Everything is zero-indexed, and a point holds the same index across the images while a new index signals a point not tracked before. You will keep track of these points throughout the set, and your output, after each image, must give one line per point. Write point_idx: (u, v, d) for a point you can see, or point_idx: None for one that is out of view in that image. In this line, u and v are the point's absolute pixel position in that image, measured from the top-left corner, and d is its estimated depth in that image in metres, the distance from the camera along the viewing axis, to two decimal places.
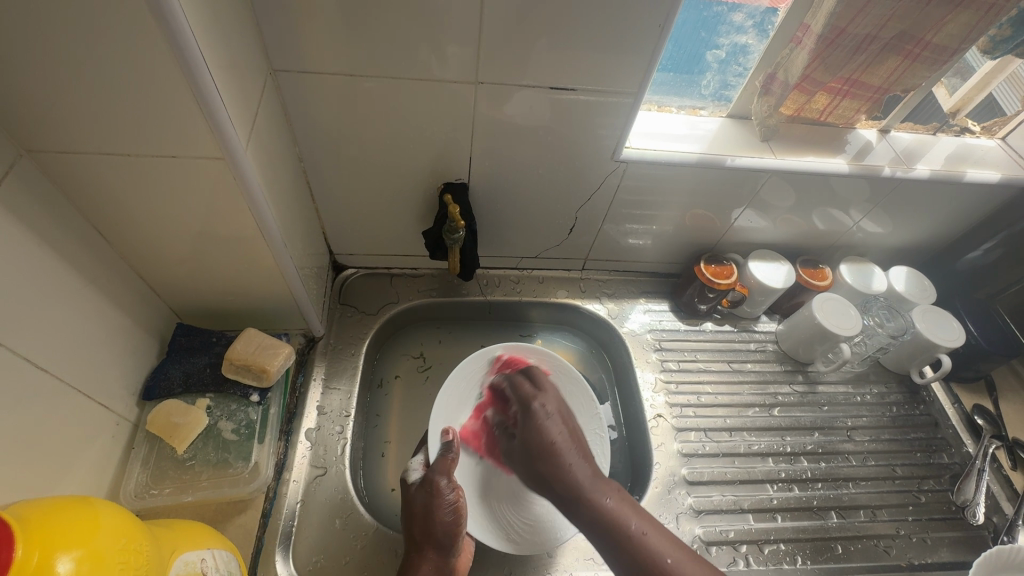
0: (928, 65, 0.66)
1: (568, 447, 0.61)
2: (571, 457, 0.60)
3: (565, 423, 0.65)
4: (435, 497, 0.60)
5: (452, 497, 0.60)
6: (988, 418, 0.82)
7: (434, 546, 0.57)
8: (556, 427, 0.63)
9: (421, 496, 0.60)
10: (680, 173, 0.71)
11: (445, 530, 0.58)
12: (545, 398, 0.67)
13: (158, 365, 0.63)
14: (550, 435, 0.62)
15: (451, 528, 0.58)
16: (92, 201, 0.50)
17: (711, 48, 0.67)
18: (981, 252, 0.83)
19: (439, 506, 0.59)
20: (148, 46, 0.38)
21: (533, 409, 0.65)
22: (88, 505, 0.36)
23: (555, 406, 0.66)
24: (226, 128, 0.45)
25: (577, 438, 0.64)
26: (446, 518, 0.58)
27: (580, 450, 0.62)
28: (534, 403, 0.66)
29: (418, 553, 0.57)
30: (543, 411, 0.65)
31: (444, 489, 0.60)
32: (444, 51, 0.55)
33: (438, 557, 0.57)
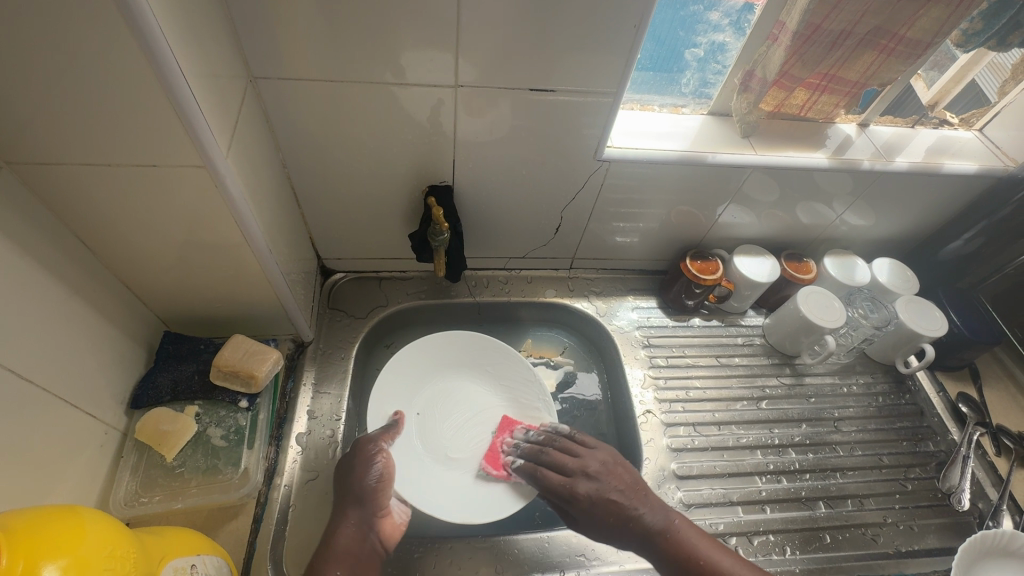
0: (903, 58, 0.67)
1: (632, 501, 0.61)
2: (638, 509, 0.60)
3: (616, 476, 0.63)
4: (363, 457, 0.62)
5: (378, 459, 0.62)
6: (972, 406, 0.83)
7: (355, 504, 0.59)
8: (609, 496, 0.61)
9: (351, 459, 0.62)
10: (661, 170, 0.72)
11: (367, 488, 0.60)
12: (588, 459, 0.64)
13: (146, 373, 0.64)
14: (611, 502, 0.60)
15: (375, 486, 0.60)
16: (73, 211, 0.50)
17: (690, 46, 0.68)
18: (961, 241, 0.84)
19: (364, 469, 0.61)
20: (124, 56, 0.39)
21: (578, 491, 0.61)
22: (74, 514, 0.36)
23: (608, 462, 0.64)
24: (205, 137, 0.46)
25: (638, 483, 0.63)
26: (369, 480, 0.60)
27: (640, 494, 0.62)
28: (579, 482, 0.62)
29: (337, 516, 0.58)
30: (591, 490, 0.61)
31: (373, 452, 0.63)
32: (423, 57, 0.56)
33: (359, 516, 0.58)
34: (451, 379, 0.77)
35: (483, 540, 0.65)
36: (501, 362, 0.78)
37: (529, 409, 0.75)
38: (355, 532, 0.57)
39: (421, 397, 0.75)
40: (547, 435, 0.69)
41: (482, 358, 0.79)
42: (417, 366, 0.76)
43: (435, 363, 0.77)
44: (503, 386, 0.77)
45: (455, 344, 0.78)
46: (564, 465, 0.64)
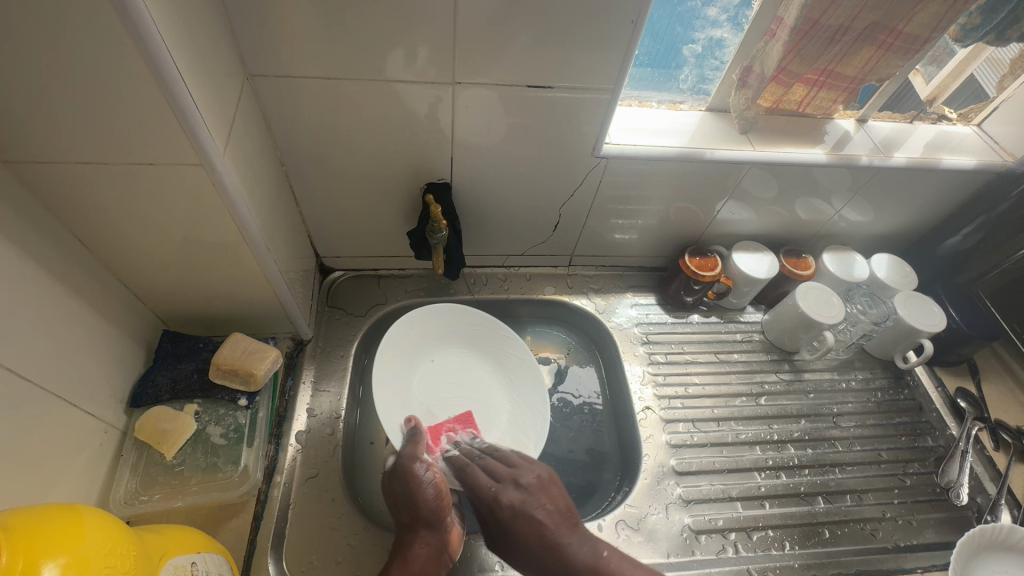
0: (902, 53, 0.67)
1: (559, 529, 0.60)
2: (564, 538, 0.59)
3: (547, 494, 0.62)
4: (413, 478, 0.61)
5: (428, 474, 0.61)
6: (971, 401, 0.83)
7: (425, 525, 0.59)
8: (532, 513, 0.60)
9: (401, 479, 0.61)
10: (660, 167, 0.72)
11: (431, 508, 0.59)
12: (522, 470, 0.64)
13: (145, 372, 0.64)
14: (536, 522, 0.60)
15: (437, 506, 0.60)
16: (70, 210, 0.49)
17: (688, 42, 0.68)
18: (960, 237, 0.84)
19: (418, 488, 0.60)
20: (119, 54, 0.39)
21: (501, 500, 0.61)
22: (74, 512, 0.36)
23: (542, 480, 0.63)
24: (202, 135, 0.45)
25: (569, 512, 0.62)
26: (428, 498, 0.60)
27: (570, 523, 0.61)
28: (506, 491, 0.62)
29: (411, 535, 0.58)
30: (513, 500, 0.61)
31: (420, 471, 0.61)
32: (421, 55, 0.56)
33: (430, 534, 0.59)
34: (457, 353, 0.77)
35: (483, 537, 0.65)
36: (510, 346, 0.78)
37: (528, 411, 0.74)
38: (430, 550, 0.58)
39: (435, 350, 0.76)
40: (488, 443, 0.69)
41: (492, 339, 0.78)
42: (428, 334, 0.76)
43: (445, 334, 0.77)
44: (516, 391, 0.76)
45: (471, 319, 0.78)
46: (496, 472, 0.64)
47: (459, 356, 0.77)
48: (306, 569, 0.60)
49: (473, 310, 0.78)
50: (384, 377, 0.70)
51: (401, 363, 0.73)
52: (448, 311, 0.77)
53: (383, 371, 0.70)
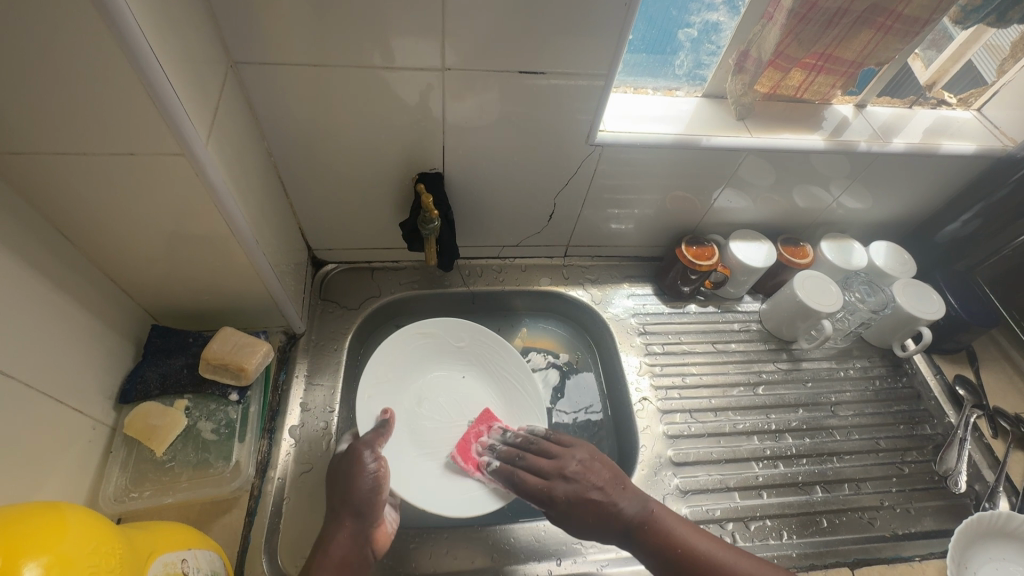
0: (901, 36, 0.66)
1: (613, 495, 0.58)
2: (620, 502, 0.58)
3: (596, 473, 0.59)
4: (358, 467, 0.59)
5: (372, 465, 0.60)
6: (969, 389, 0.83)
7: (352, 512, 0.56)
8: (587, 496, 0.58)
9: (345, 465, 0.60)
10: (655, 154, 0.70)
11: (364, 497, 0.57)
12: (565, 459, 0.61)
13: (134, 368, 0.63)
14: (591, 502, 0.57)
15: (371, 494, 0.58)
16: (51, 203, 0.48)
17: (683, 27, 0.67)
18: (959, 223, 0.83)
19: (359, 474, 0.59)
20: (93, 40, 0.37)
21: (555, 493, 0.58)
22: (57, 510, 0.35)
23: (586, 461, 0.60)
24: (182, 122, 0.44)
25: (619, 477, 0.60)
26: (365, 486, 0.58)
27: (621, 486, 0.59)
28: (557, 484, 0.59)
29: (335, 521, 0.56)
30: (568, 492, 0.58)
31: (366, 460, 0.60)
32: (409, 41, 0.54)
33: (355, 525, 0.56)
34: (472, 377, 0.77)
35: (479, 530, 0.65)
36: (522, 380, 0.75)
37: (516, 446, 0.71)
38: (352, 539, 0.55)
39: (470, 371, 0.77)
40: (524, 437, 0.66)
41: (507, 371, 0.76)
42: (446, 351, 0.77)
43: (466, 356, 0.78)
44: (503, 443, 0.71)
45: (495, 350, 0.77)
46: (541, 467, 0.61)
47: (473, 382, 0.76)
48: (301, 564, 0.59)
49: (499, 341, 0.78)
50: (423, 348, 0.76)
51: (446, 353, 0.77)
52: (473, 332, 0.78)
53: (421, 345, 0.76)
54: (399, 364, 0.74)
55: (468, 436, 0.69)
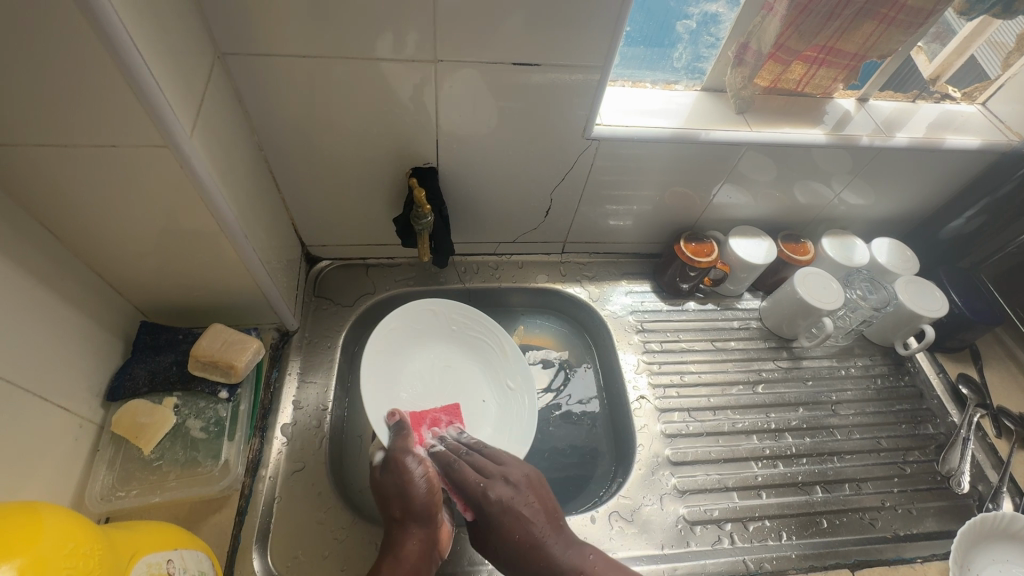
0: (904, 28, 0.65)
1: (545, 530, 0.57)
2: (551, 541, 0.56)
3: (535, 493, 0.60)
4: (405, 472, 0.59)
5: (416, 468, 0.60)
6: (973, 387, 0.81)
7: (416, 520, 0.56)
8: (519, 511, 0.58)
9: (389, 473, 0.59)
10: (653, 149, 0.69)
11: (423, 503, 0.57)
12: (510, 469, 0.61)
13: (123, 365, 0.62)
14: (523, 522, 0.57)
15: (428, 501, 0.58)
16: (33, 196, 0.47)
17: (682, 18, 0.65)
18: (962, 220, 0.82)
19: (410, 481, 0.58)
20: (70, 29, 0.36)
21: (490, 495, 0.59)
22: (34, 510, 0.35)
23: (531, 479, 0.61)
24: (166, 114, 0.43)
25: (556, 512, 0.59)
26: (420, 493, 0.58)
27: (555, 525, 0.58)
28: (495, 486, 0.60)
29: (402, 531, 0.56)
30: (501, 496, 0.59)
31: (412, 465, 0.60)
32: (399, 31, 0.53)
33: (421, 531, 0.56)
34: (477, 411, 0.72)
35: None
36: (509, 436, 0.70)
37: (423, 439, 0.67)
38: (422, 546, 0.55)
39: (487, 406, 0.73)
40: (478, 439, 0.67)
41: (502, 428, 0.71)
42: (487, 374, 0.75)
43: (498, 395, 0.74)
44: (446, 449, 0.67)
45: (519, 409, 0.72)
46: (486, 469, 0.62)
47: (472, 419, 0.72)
48: (292, 565, 0.58)
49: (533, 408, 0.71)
50: (488, 351, 0.76)
51: (495, 369, 0.75)
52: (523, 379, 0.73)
53: (485, 343, 0.76)
54: (456, 334, 0.77)
55: (425, 415, 0.69)
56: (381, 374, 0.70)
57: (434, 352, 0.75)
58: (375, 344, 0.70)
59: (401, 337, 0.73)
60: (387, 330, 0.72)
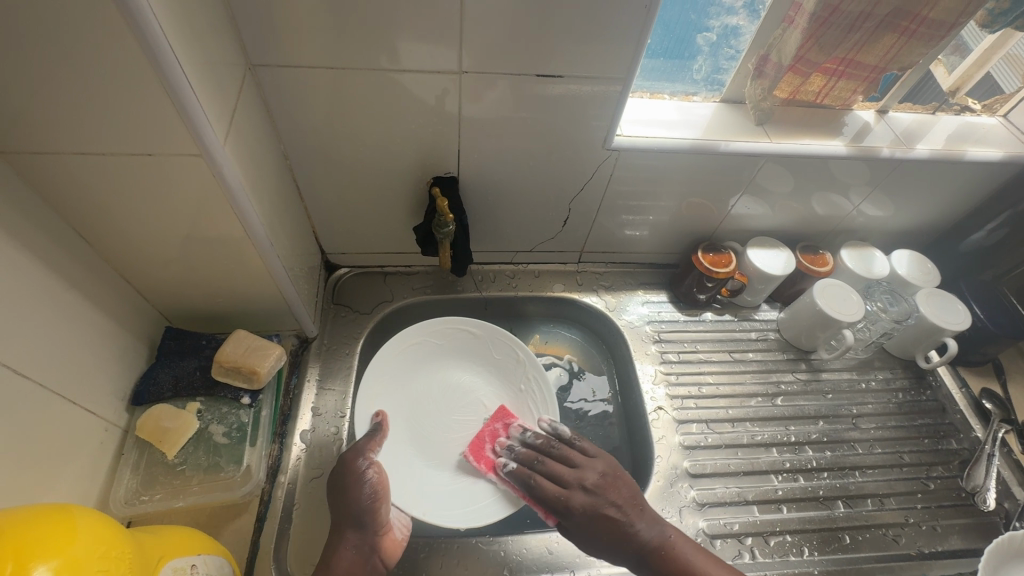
0: (926, 40, 0.65)
1: (630, 515, 0.59)
2: (636, 524, 0.59)
3: (615, 489, 0.61)
4: (353, 476, 0.59)
5: (369, 475, 0.59)
6: (997, 402, 0.80)
7: (353, 526, 0.57)
8: (603, 511, 0.59)
9: (339, 477, 0.59)
10: (673, 159, 0.70)
11: (365, 508, 0.57)
12: (587, 470, 0.62)
13: (148, 369, 0.63)
14: (607, 519, 0.59)
15: (370, 506, 0.57)
16: (69, 203, 0.48)
17: (702, 31, 0.66)
18: (983, 233, 0.81)
19: (356, 486, 0.58)
20: (114, 40, 0.37)
21: (573, 505, 0.60)
22: (67, 513, 0.35)
23: (607, 474, 0.62)
24: (202, 124, 0.44)
25: (637, 496, 0.61)
26: (363, 499, 0.57)
27: (639, 508, 0.60)
28: (575, 493, 0.60)
29: (337, 537, 0.56)
30: (585, 504, 0.59)
31: (362, 469, 0.60)
32: (424, 42, 0.54)
33: (358, 537, 0.56)
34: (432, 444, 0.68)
35: (490, 542, 0.63)
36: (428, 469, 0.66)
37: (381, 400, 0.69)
38: (357, 554, 0.55)
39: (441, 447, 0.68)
40: (544, 439, 0.66)
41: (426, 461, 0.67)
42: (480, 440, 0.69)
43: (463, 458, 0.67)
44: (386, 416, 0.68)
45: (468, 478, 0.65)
46: (563, 474, 0.62)
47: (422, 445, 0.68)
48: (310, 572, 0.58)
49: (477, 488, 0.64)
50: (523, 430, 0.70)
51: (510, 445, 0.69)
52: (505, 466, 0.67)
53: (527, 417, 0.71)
54: (517, 392, 0.73)
55: (484, 431, 0.69)
56: (417, 357, 0.74)
57: (480, 390, 0.74)
58: (428, 331, 0.75)
59: (472, 347, 0.76)
60: (456, 328, 0.76)
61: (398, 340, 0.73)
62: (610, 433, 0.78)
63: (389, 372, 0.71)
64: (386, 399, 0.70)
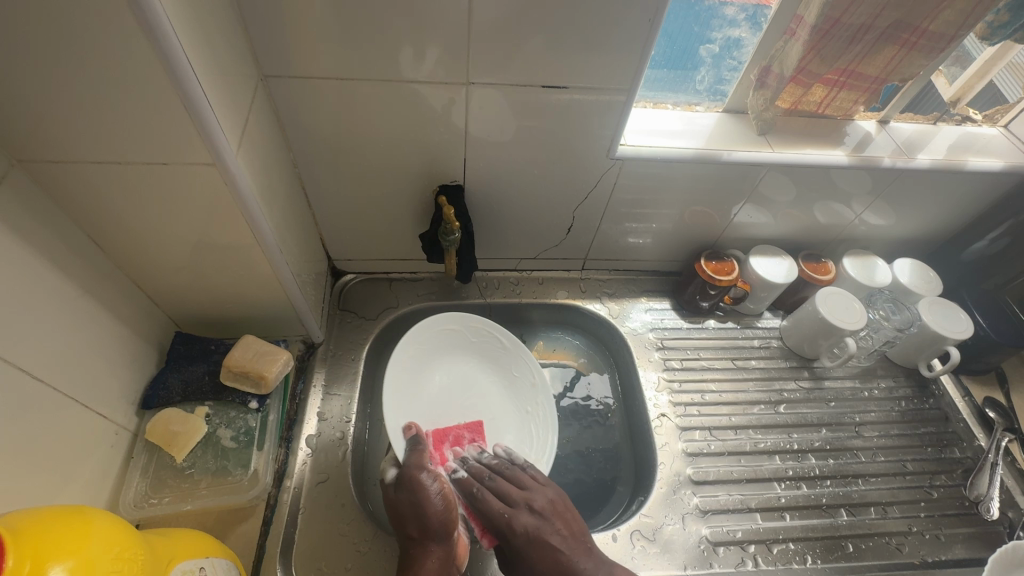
0: (926, 52, 0.66)
1: (574, 552, 0.57)
2: (580, 560, 0.56)
3: (562, 519, 0.59)
4: (420, 488, 0.58)
5: (436, 484, 0.59)
6: (1000, 411, 0.80)
7: (436, 538, 0.56)
8: (547, 539, 0.57)
9: (406, 493, 0.58)
10: (676, 169, 0.70)
11: (442, 520, 0.57)
12: (535, 494, 0.61)
13: (157, 374, 0.63)
14: (549, 547, 0.57)
15: (447, 517, 0.57)
16: (84, 211, 0.50)
17: (705, 42, 0.67)
18: (985, 242, 0.82)
19: (427, 499, 0.57)
20: (133, 53, 0.38)
21: (515, 524, 0.59)
22: (82, 514, 0.36)
23: (556, 503, 0.61)
24: (216, 133, 0.45)
25: (584, 535, 0.59)
26: (437, 509, 0.57)
27: (585, 546, 0.58)
28: (519, 514, 0.59)
29: (420, 548, 0.55)
30: (528, 526, 0.58)
31: (425, 481, 0.59)
32: (432, 55, 0.55)
33: (440, 549, 0.55)
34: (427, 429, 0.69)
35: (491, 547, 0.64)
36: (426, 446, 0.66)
37: (410, 365, 0.71)
38: (442, 565, 0.55)
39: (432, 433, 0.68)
40: (500, 461, 0.67)
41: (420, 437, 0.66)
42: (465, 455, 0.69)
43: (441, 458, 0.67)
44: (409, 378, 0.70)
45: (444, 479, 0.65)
46: (508, 494, 0.62)
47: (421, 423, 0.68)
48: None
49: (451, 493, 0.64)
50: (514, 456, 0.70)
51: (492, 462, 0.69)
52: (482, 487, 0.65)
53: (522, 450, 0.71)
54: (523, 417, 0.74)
55: (450, 429, 0.69)
56: (450, 343, 0.76)
57: (487, 398, 0.75)
58: (467, 324, 0.76)
59: (500, 359, 0.77)
60: (486, 334, 0.77)
61: (424, 328, 0.74)
62: (614, 440, 0.78)
63: (427, 346, 0.74)
64: (414, 364, 0.72)
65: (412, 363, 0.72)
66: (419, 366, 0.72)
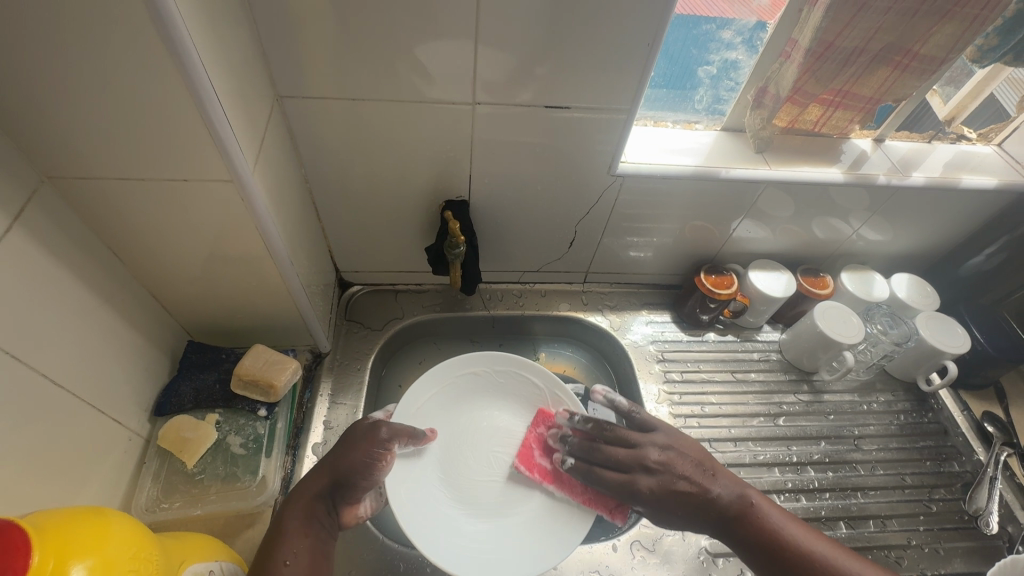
0: (918, 74, 0.68)
1: (704, 481, 0.59)
2: (712, 490, 0.59)
3: (680, 459, 0.61)
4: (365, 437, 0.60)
5: (379, 444, 0.59)
6: (999, 426, 0.81)
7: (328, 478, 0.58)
8: (675, 486, 0.59)
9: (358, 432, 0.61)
10: (676, 185, 0.72)
11: (349, 466, 0.58)
12: (646, 448, 0.62)
13: (170, 382, 0.65)
14: (681, 492, 0.59)
15: (352, 469, 0.57)
16: (107, 224, 0.52)
17: (703, 64, 0.69)
18: (982, 257, 0.83)
19: (358, 444, 0.59)
20: (160, 77, 0.41)
21: (641, 487, 0.60)
22: (103, 516, 0.37)
23: (667, 448, 0.62)
24: (234, 152, 0.48)
25: (706, 459, 0.61)
26: (355, 459, 0.58)
27: (710, 472, 0.60)
28: (639, 475, 0.61)
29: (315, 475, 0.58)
30: (652, 485, 0.60)
31: (377, 437, 0.60)
32: (440, 76, 0.58)
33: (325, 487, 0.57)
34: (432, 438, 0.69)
35: None
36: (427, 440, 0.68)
37: (469, 379, 0.74)
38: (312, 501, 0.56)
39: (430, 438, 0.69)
40: (595, 425, 0.67)
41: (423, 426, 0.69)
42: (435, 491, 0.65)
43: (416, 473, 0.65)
44: (465, 381, 0.74)
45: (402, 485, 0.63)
46: (622, 457, 0.62)
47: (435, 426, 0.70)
48: None
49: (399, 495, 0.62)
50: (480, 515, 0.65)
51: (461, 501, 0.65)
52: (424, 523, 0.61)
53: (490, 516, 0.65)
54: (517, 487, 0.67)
55: (530, 439, 0.70)
56: (510, 387, 0.74)
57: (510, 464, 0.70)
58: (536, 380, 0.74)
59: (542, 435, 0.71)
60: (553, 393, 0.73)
61: (504, 360, 0.75)
62: None
63: (495, 378, 0.75)
64: (477, 377, 0.74)
65: (476, 379, 0.74)
66: (481, 384, 0.74)
